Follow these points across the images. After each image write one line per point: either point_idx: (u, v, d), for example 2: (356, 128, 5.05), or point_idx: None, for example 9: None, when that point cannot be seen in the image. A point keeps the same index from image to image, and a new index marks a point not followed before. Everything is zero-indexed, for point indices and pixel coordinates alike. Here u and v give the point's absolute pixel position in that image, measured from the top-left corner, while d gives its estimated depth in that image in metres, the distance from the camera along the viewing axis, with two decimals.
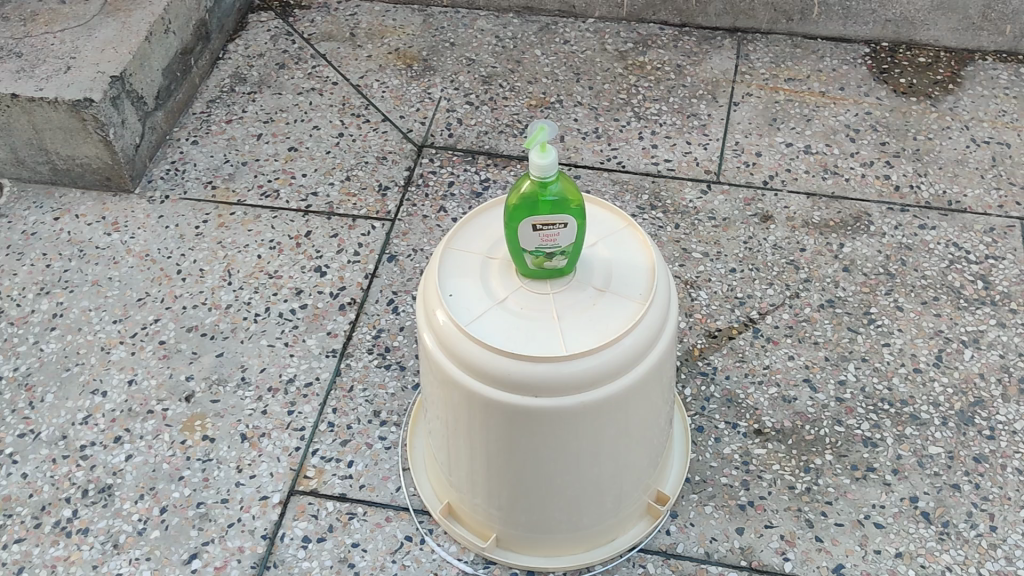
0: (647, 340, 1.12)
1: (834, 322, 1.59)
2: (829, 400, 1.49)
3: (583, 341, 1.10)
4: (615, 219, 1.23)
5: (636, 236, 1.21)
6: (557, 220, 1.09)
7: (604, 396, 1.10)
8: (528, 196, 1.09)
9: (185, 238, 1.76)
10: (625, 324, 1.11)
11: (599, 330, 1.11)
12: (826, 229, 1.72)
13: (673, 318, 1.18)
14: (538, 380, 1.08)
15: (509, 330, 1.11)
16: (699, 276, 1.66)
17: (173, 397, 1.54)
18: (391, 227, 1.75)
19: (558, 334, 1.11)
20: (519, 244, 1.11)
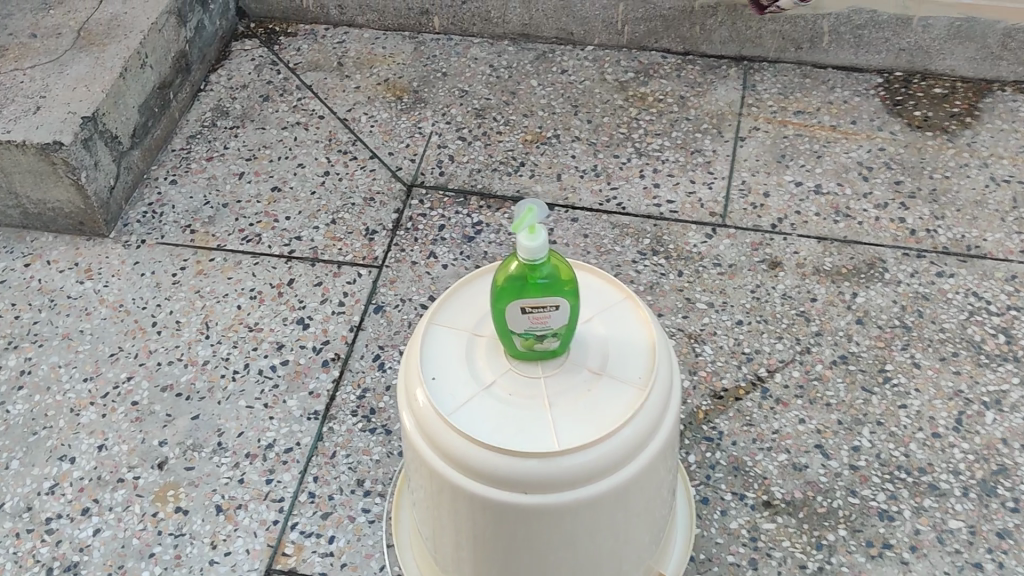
0: (648, 431, 1.02)
1: (846, 381, 1.49)
2: (842, 468, 1.40)
3: (577, 435, 1.00)
4: (612, 288, 1.14)
5: (635, 309, 1.11)
6: (548, 302, 0.98)
7: (599, 495, 1.00)
8: (516, 277, 0.99)
9: (161, 287, 1.67)
10: (624, 415, 1.01)
11: (594, 422, 1.01)
12: (838, 277, 1.62)
13: (677, 401, 1.08)
14: (529, 480, 0.98)
15: (495, 421, 1.02)
16: (703, 328, 1.56)
17: (145, 464, 1.45)
18: (378, 275, 1.66)
19: (549, 426, 1.01)
20: (507, 327, 1.01)
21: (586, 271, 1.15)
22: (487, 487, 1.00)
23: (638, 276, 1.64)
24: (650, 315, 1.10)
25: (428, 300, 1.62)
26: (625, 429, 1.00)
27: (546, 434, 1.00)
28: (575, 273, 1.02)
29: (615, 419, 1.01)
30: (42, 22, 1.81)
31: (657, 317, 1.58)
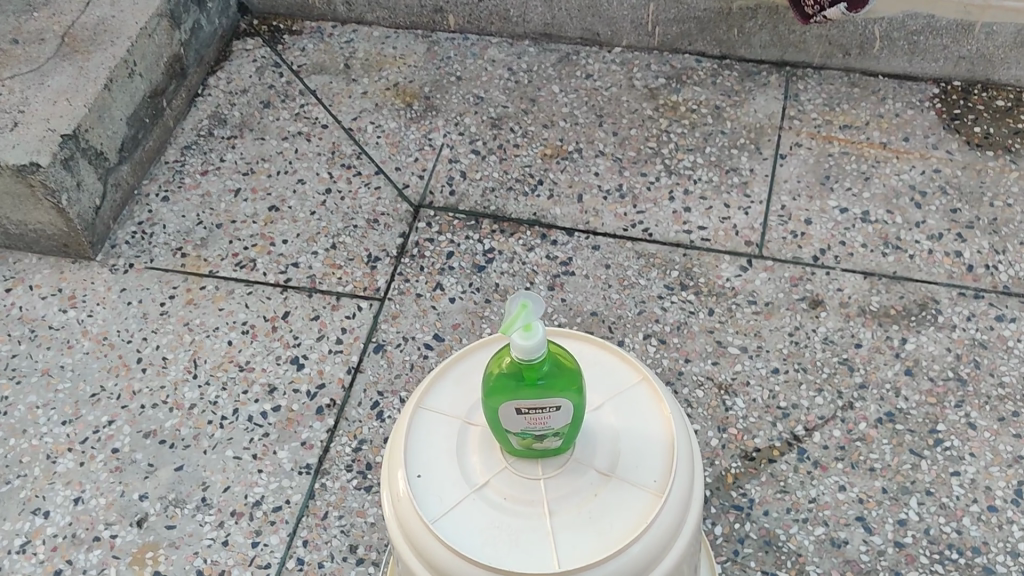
0: (664, 544, 0.88)
1: (893, 442, 1.35)
2: (886, 546, 1.25)
3: (579, 552, 0.86)
4: (628, 366, 0.99)
5: (653, 393, 0.96)
6: (547, 403, 0.84)
7: None
8: (512, 372, 0.84)
9: (148, 318, 1.56)
10: (636, 526, 0.87)
11: (600, 535, 0.87)
12: (885, 319, 1.47)
13: (698, 504, 0.93)
14: None
15: (485, 531, 0.88)
16: (735, 377, 1.42)
17: (124, 521, 1.34)
18: (380, 308, 1.54)
19: (548, 540, 0.87)
20: (501, 425, 0.87)
21: (597, 343, 1.01)
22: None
23: (664, 314, 1.49)
24: (669, 401, 0.95)
25: (432, 339, 1.49)
26: (635, 546, 0.86)
27: (544, 549, 0.87)
28: (579, 366, 0.87)
29: (624, 533, 0.87)
30: (25, 27, 1.70)
31: (684, 363, 1.43)
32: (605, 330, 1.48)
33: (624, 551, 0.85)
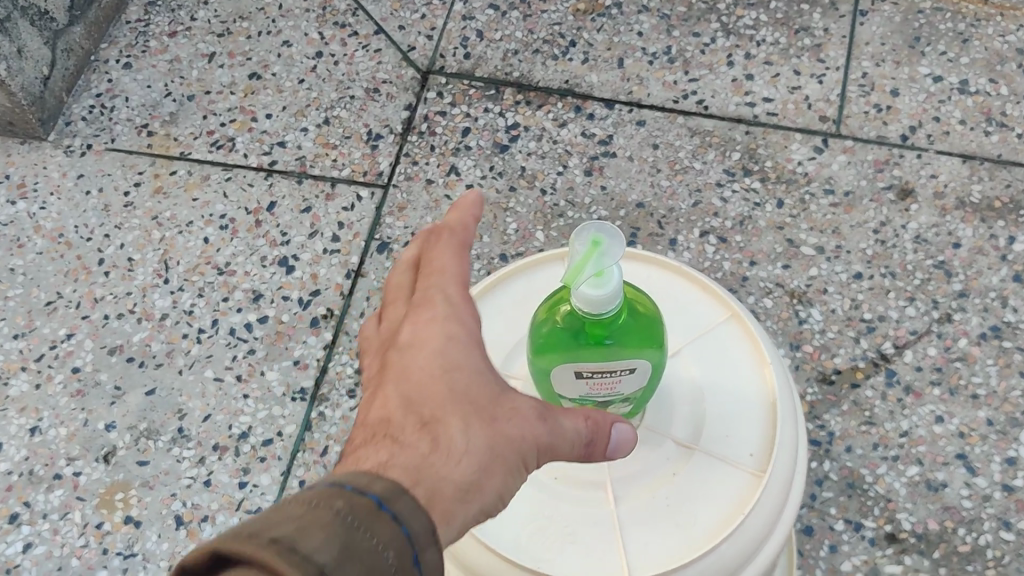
0: (764, 533, 0.75)
1: (999, 363, 1.12)
2: (992, 490, 1.04)
3: (654, 545, 0.73)
4: (716, 307, 0.86)
5: (747, 343, 0.83)
6: (620, 365, 0.70)
7: None
8: (576, 328, 0.69)
9: (110, 211, 1.32)
10: (729, 514, 0.74)
11: (679, 525, 0.74)
12: (989, 213, 1.23)
13: (801, 478, 0.80)
14: None
15: (535, 521, 0.76)
16: (810, 284, 1.19)
17: (88, 456, 1.14)
18: (383, 197, 1.29)
19: (613, 530, 0.74)
20: (554, 385, 0.72)
21: (677, 271, 0.88)
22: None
23: (724, 207, 1.25)
24: (767, 349, 0.82)
25: None
26: (726, 541, 0.72)
27: (610, 541, 0.74)
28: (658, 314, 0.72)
29: (712, 523, 0.74)
30: None
31: (748, 267, 1.20)
32: (654, 227, 1.24)
33: (713, 550, 0.72)
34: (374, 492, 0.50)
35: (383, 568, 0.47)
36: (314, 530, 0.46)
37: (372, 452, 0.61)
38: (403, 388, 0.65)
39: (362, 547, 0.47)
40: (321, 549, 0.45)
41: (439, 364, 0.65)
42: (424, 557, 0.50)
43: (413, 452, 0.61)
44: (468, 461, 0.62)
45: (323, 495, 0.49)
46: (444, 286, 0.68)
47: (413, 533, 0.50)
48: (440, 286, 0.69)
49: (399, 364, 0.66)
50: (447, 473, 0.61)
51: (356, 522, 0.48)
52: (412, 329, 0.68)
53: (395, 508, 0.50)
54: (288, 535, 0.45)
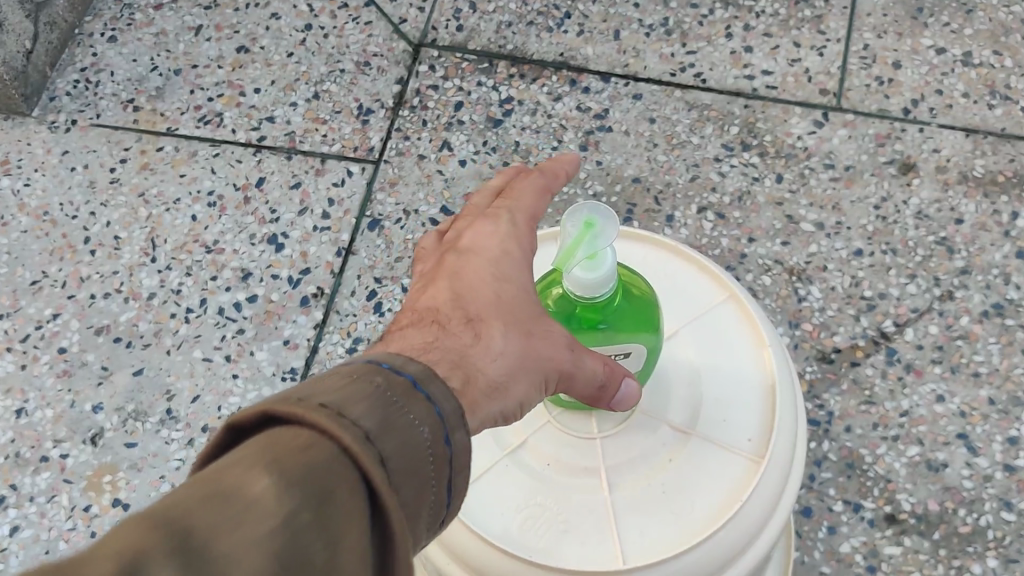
0: (762, 520, 0.73)
1: (1002, 341, 1.10)
2: (994, 470, 1.03)
3: (649, 535, 0.72)
4: (713, 287, 0.84)
5: (745, 324, 0.81)
6: (617, 350, 0.70)
7: None
8: (570, 313, 0.69)
9: (96, 188, 1.30)
10: (727, 501, 0.73)
11: (675, 513, 0.73)
12: (992, 188, 1.20)
13: (800, 462, 0.78)
14: None
15: (526, 510, 0.74)
16: (810, 261, 1.16)
17: (75, 438, 1.12)
18: (374, 173, 1.27)
19: (607, 519, 0.73)
20: None
21: (671, 249, 0.87)
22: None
23: (722, 181, 1.23)
24: (765, 331, 0.80)
25: (439, 213, 1.23)
26: (724, 530, 0.71)
27: (604, 530, 0.72)
28: (654, 296, 0.72)
29: (709, 511, 0.72)
30: None
31: (747, 243, 1.18)
32: (651, 203, 1.22)
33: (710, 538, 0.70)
34: (410, 373, 0.50)
35: (420, 443, 0.47)
36: (358, 398, 0.46)
37: (417, 331, 0.63)
38: (455, 286, 0.68)
39: (402, 422, 0.47)
40: (368, 417, 0.45)
41: (495, 274, 0.68)
42: (454, 439, 0.50)
43: (457, 338, 0.63)
44: (500, 360, 0.63)
45: (361, 370, 0.49)
46: (517, 205, 0.72)
47: (445, 414, 0.50)
48: (511, 210, 0.72)
49: (456, 265, 0.69)
50: (480, 365, 0.62)
51: (395, 399, 0.48)
52: (474, 237, 0.71)
53: (430, 390, 0.50)
54: (338, 402, 0.45)
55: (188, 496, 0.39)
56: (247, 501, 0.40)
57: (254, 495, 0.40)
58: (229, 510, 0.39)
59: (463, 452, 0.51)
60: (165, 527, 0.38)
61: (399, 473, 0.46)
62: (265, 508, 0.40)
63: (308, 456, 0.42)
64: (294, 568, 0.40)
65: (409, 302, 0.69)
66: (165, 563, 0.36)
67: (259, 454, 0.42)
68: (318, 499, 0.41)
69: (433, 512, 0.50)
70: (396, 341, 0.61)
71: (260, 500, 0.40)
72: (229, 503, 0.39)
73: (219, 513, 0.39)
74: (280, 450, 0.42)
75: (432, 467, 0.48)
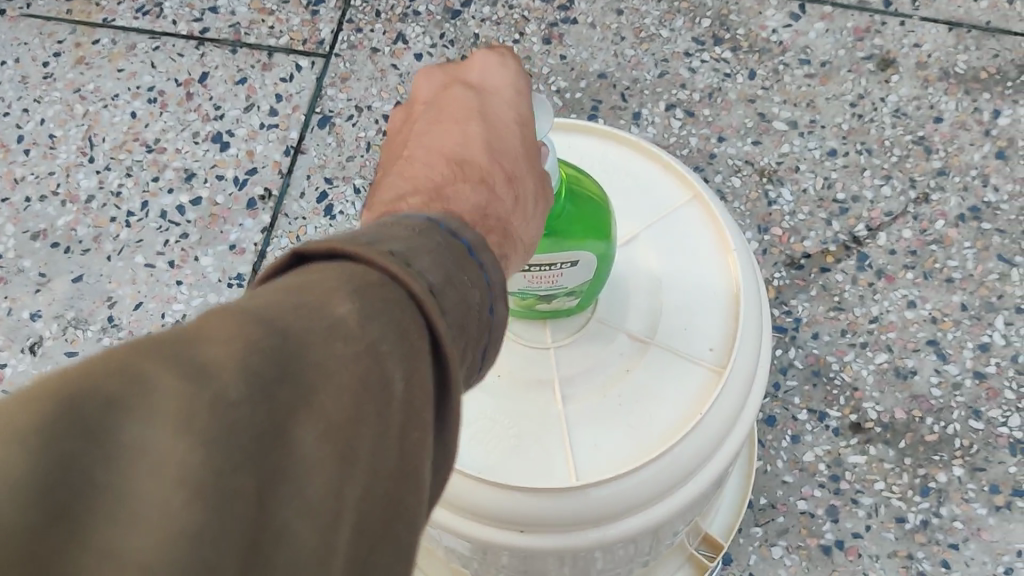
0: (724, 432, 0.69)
1: (977, 246, 1.06)
2: (963, 377, 1.00)
3: (604, 450, 0.68)
4: (679, 187, 0.79)
5: (711, 229, 0.77)
6: (562, 258, 0.65)
7: (641, 526, 0.69)
8: None
9: (29, 83, 1.23)
10: (688, 413, 0.69)
11: (633, 425, 0.69)
12: (973, 85, 1.15)
13: (764, 370, 0.75)
14: (543, 519, 0.66)
15: (475, 422, 0.71)
16: (782, 162, 1.11)
17: (13, 348, 1.07)
18: (325, 67, 1.19)
19: (560, 431, 0.69)
20: None
21: (633, 147, 0.81)
22: (478, 525, 0.69)
23: (692, 78, 1.16)
24: (732, 235, 0.75)
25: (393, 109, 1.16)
26: (682, 443, 0.67)
27: (557, 441, 0.69)
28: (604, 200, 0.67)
29: (669, 422, 0.69)
30: None
31: (717, 143, 1.13)
32: (617, 99, 1.15)
33: (667, 452, 0.66)
34: (465, 238, 0.44)
35: (473, 307, 0.41)
36: (422, 253, 0.40)
37: (460, 186, 0.54)
38: (481, 129, 0.58)
39: (462, 283, 0.41)
40: (431, 270, 0.39)
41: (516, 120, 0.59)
42: (497, 311, 0.44)
43: (503, 196, 0.55)
44: (532, 229, 0.57)
45: (417, 227, 0.42)
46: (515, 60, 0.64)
47: (493, 284, 0.44)
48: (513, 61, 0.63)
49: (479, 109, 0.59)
50: (518, 232, 0.56)
51: (452, 260, 0.41)
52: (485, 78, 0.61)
53: (482, 257, 0.44)
54: (401, 250, 0.39)
55: (274, 304, 0.32)
56: (334, 320, 0.33)
57: (341, 313, 0.33)
58: (316, 319, 0.32)
59: (502, 324, 0.45)
60: (261, 323, 0.31)
61: (459, 333, 0.39)
62: (351, 330, 0.33)
63: (382, 292, 0.35)
64: (379, 398, 0.33)
65: (424, 142, 0.58)
66: (266, 358, 0.29)
67: (336, 279, 0.35)
68: (398, 334, 0.35)
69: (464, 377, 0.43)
70: (449, 198, 0.52)
71: (347, 319, 0.33)
72: (316, 314, 0.32)
73: (309, 321, 0.32)
74: (354, 278, 0.35)
75: (478, 333, 0.42)
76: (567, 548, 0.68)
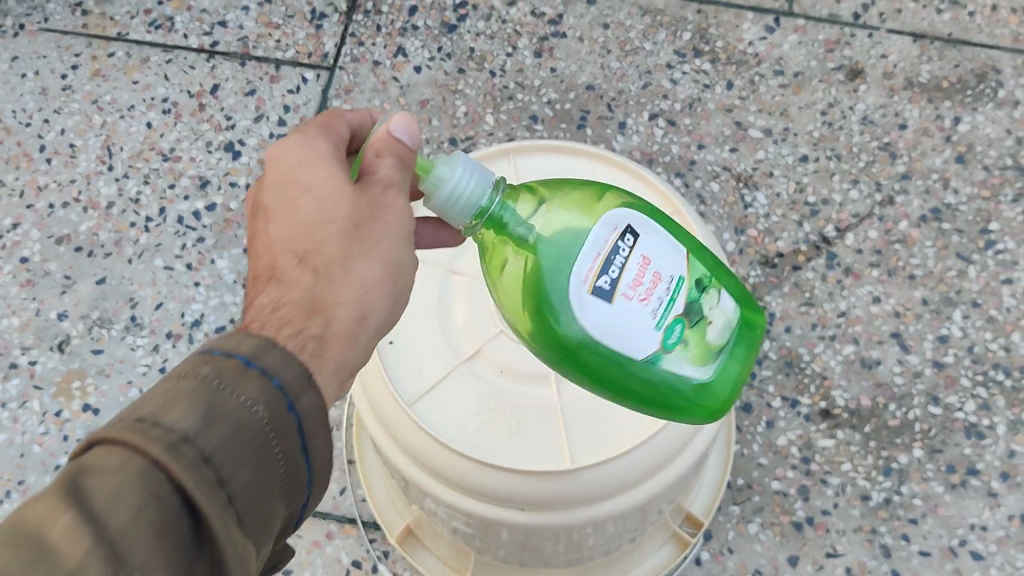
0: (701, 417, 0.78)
1: (938, 245, 1.15)
2: (923, 367, 1.09)
3: (595, 435, 0.76)
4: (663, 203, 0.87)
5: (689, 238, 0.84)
6: (612, 233, 0.65)
7: (628, 504, 0.77)
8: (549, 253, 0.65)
9: (48, 94, 1.30)
10: None
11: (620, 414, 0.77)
12: (936, 94, 1.24)
13: None
14: (542, 498, 0.75)
15: (481, 412, 0.78)
16: (757, 167, 1.20)
17: (43, 346, 1.14)
18: (329, 79, 1.27)
19: (557, 419, 0.77)
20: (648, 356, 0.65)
21: (618, 166, 0.90)
22: (482, 504, 0.78)
23: (674, 89, 1.24)
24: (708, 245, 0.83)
25: None
26: (664, 430, 0.76)
27: (553, 429, 0.77)
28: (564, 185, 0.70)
29: None
30: None
31: (697, 150, 1.21)
32: (604, 109, 1.23)
33: (651, 438, 0.75)
34: (242, 353, 0.53)
35: (255, 424, 0.51)
36: (179, 404, 0.49)
37: (265, 289, 0.62)
38: (275, 222, 0.64)
39: (230, 408, 0.50)
40: (185, 421, 0.48)
41: (300, 190, 0.64)
42: (300, 403, 0.54)
43: (296, 286, 0.61)
44: (365, 275, 0.63)
45: (188, 369, 0.52)
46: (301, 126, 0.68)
47: (285, 383, 0.53)
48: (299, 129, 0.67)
49: (269, 202, 0.65)
50: (335, 296, 0.62)
51: (223, 386, 0.51)
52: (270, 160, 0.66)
53: (264, 363, 0.53)
54: (153, 412, 0.48)
55: None
56: (51, 540, 0.42)
57: (59, 529, 0.43)
58: (29, 548, 0.42)
59: (311, 414, 0.54)
60: None
61: (233, 457, 0.49)
62: (63, 544, 0.42)
63: (121, 474, 0.45)
64: None
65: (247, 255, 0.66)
66: None
67: (70, 482, 0.45)
68: (131, 519, 0.44)
69: (284, 484, 0.53)
70: (243, 318, 0.60)
71: (63, 533, 0.43)
72: (35, 538, 0.42)
73: (17, 554, 0.42)
74: (91, 472, 0.45)
75: (275, 442, 0.52)
76: (565, 523, 0.77)
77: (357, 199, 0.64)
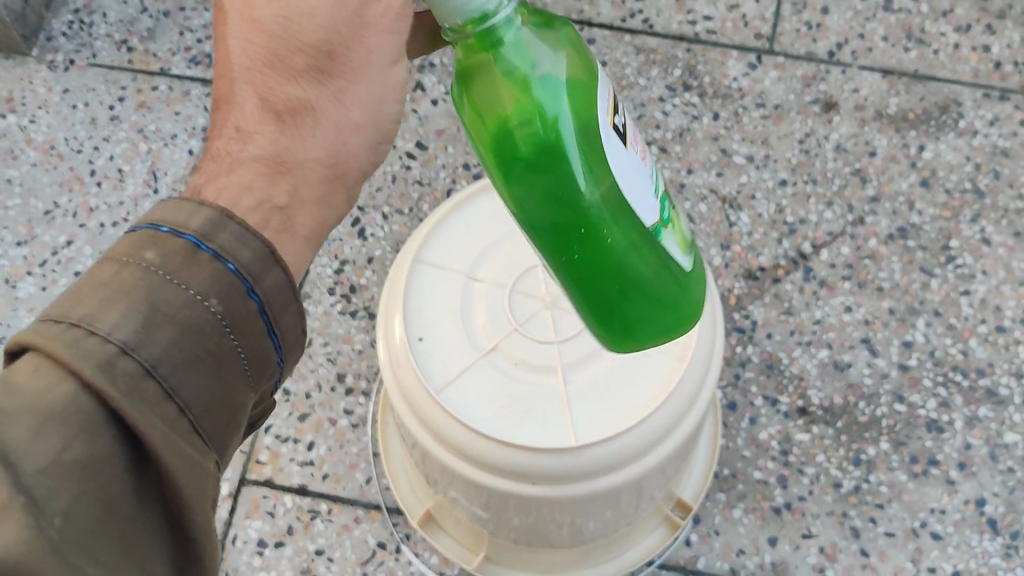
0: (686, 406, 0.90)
1: (903, 261, 1.28)
2: (890, 369, 1.21)
3: (595, 418, 0.89)
4: None
5: None
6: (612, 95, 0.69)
7: (623, 479, 0.90)
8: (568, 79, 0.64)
9: (98, 124, 1.43)
10: (658, 391, 0.90)
11: (617, 401, 0.90)
12: (902, 124, 1.37)
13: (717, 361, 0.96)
14: (549, 472, 0.87)
15: (498, 399, 0.90)
16: (740, 190, 1.33)
17: None
18: None
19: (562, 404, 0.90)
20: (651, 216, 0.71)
21: None
22: (497, 479, 0.90)
23: (666, 119, 1.38)
24: None
25: (415, 148, 1.38)
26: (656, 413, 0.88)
27: (559, 412, 0.89)
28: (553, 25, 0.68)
29: (644, 398, 0.90)
30: None
31: (686, 175, 1.34)
32: None
33: (643, 422, 0.87)
34: (191, 233, 0.57)
35: (206, 318, 0.55)
36: (118, 304, 0.53)
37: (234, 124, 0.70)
38: (247, 48, 0.70)
39: (176, 308, 0.54)
40: (121, 326, 0.52)
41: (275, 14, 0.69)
42: (257, 286, 0.58)
43: (267, 137, 0.70)
44: (333, 126, 0.71)
45: (133, 254, 0.56)
46: None
47: (240, 267, 0.57)
48: None
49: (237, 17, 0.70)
50: (301, 151, 0.70)
51: (168, 275, 0.55)
52: None
53: (215, 245, 0.57)
54: (91, 314, 0.52)
55: None
56: None
57: None
58: None
59: (272, 298, 0.59)
60: None
61: (177, 364, 0.54)
62: None
63: (48, 399, 0.49)
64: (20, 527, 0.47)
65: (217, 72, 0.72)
66: None
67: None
68: (55, 449, 0.48)
69: (245, 369, 0.58)
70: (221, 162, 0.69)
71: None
72: None
73: None
74: (18, 392, 0.49)
75: (229, 330, 0.56)
76: (569, 496, 0.89)
77: (338, 22, 0.69)
